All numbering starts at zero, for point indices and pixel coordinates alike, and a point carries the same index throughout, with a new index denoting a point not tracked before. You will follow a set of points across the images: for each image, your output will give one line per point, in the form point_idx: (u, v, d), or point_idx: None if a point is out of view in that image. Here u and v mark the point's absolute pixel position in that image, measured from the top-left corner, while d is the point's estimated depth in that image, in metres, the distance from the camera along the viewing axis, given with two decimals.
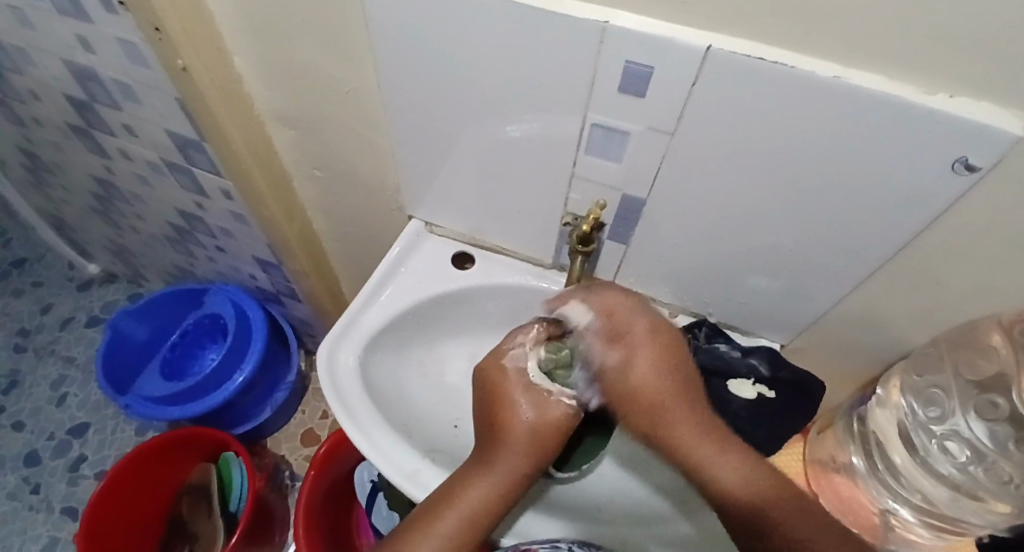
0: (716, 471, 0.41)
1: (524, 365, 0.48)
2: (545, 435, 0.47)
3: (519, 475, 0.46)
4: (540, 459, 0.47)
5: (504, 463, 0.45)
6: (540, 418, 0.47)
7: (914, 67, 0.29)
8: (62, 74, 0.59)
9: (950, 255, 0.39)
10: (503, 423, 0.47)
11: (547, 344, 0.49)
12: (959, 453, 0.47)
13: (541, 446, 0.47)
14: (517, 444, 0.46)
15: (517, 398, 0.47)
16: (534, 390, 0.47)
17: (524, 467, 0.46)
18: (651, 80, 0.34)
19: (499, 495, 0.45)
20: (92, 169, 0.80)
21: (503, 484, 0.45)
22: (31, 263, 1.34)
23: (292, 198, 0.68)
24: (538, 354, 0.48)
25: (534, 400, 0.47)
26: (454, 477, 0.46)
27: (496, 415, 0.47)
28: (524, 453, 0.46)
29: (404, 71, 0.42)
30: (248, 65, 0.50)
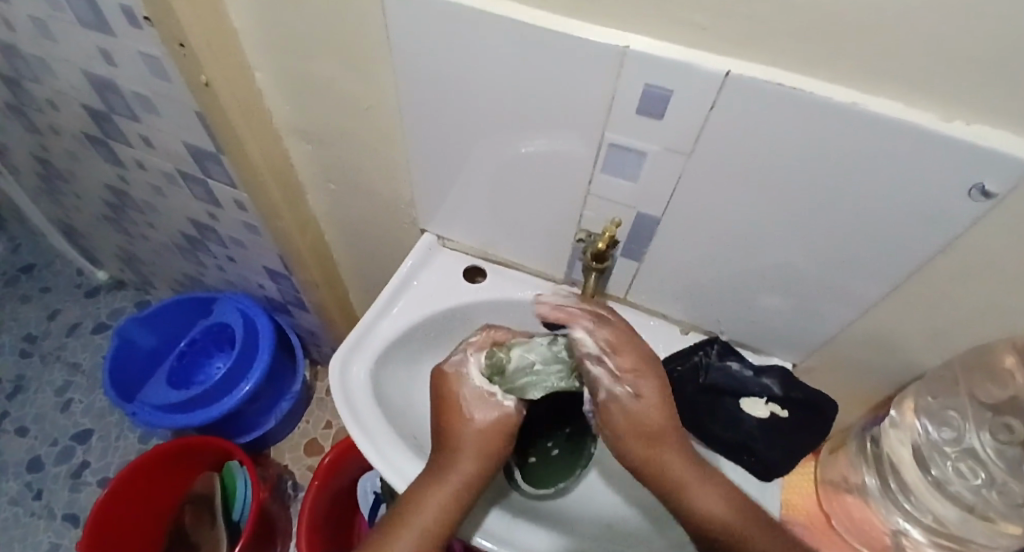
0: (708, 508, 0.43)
1: (464, 373, 0.50)
2: (487, 437, 0.49)
3: (472, 476, 0.47)
4: (495, 459, 0.49)
5: (457, 467, 0.47)
6: (481, 421, 0.49)
7: (933, 94, 0.29)
8: (83, 85, 0.60)
9: (965, 277, 0.39)
10: (451, 430, 0.49)
11: (487, 351, 0.51)
12: (972, 475, 0.48)
13: (486, 447, 0.48)
14: (461, 446, 0.48)
15: (459, 404, 0.49)
16: (476, 394, 0.49)
17: (477, 468, 0.48)
18: (669, 101, 0.35)
19: (451, 500, 0.46)
20: (106, 177, 0.81)
21: (454, 489, 0.46)
22: (40, 269, 1.35)
23: (304, 209, 0.69)
24: (479, 362, 0.51)
25: (470, 402, 0.49)
26: (410, 492, 0.47)
27: (444, 422, 0.49)
28: (469, 456, 0.48)
29: (422, 89, 0.43)
30: (267, 79, 0.51)
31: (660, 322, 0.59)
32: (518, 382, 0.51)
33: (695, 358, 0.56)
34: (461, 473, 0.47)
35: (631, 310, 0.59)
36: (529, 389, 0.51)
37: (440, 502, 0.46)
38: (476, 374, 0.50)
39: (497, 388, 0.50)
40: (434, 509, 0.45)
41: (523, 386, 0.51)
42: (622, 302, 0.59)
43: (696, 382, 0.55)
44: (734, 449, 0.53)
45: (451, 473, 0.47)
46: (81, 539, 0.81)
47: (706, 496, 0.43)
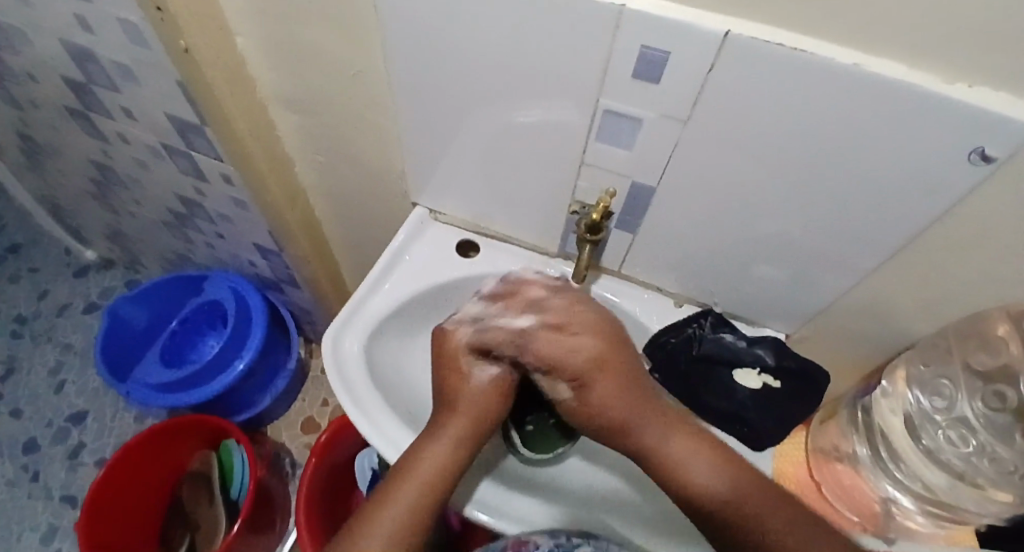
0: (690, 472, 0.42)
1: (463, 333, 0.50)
2: (487, 396, 0.49)
3: (470, 436, 0.48)
4: (493, 418, 0.49)
5: (455, 426, 0.47)
6: (477, 383, 0.49)
7: (937, 56, 0.28)
8: (60, 55, 0.58)
9: (960, 246, 0.39)
10: (451, 388, 0.49)
11: (489, 315, 0.50)
12: (962, 443, 0.49)
13: (482, 406, 0.49)
14: (456, 405, 0.49)
15: (460, 364, 0.50)
16: (473, 355, 0.50)
17: (474, 427, 0.48)
18: (666, 66, 0.34)
19: (448, 456, 0.46)
20: (89, 152, 0.79)
21: (450, 445, 0.47)
22: (27, 249, 1.32)
23: (294, 183, 0.68)
24: (481, 325, 0.50)
25: (467, 365, 0.49)
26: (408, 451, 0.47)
27: (445, 382, 0.50)
28: (464, 414, 0.48)
29: (412, 54, 0.41)
30: (251, 46, 0.49)
31: (654, 295, 0.58)
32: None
33: (689, 330, 0.56)
34: (456, 430, 0.47)
35: (626, 284, 0.59)
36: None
37: (436, 457, 0.46)
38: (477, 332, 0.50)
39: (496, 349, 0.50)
40: (431, 464, 0.46)
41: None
42: (617, 276, 0.59)
43: (691, 354, 0.55)
44: (727, 420, 0.54)
45: (446, 430, 0.47)
46: (78, 525, 0.81)
47: (686, 461, 0.43)
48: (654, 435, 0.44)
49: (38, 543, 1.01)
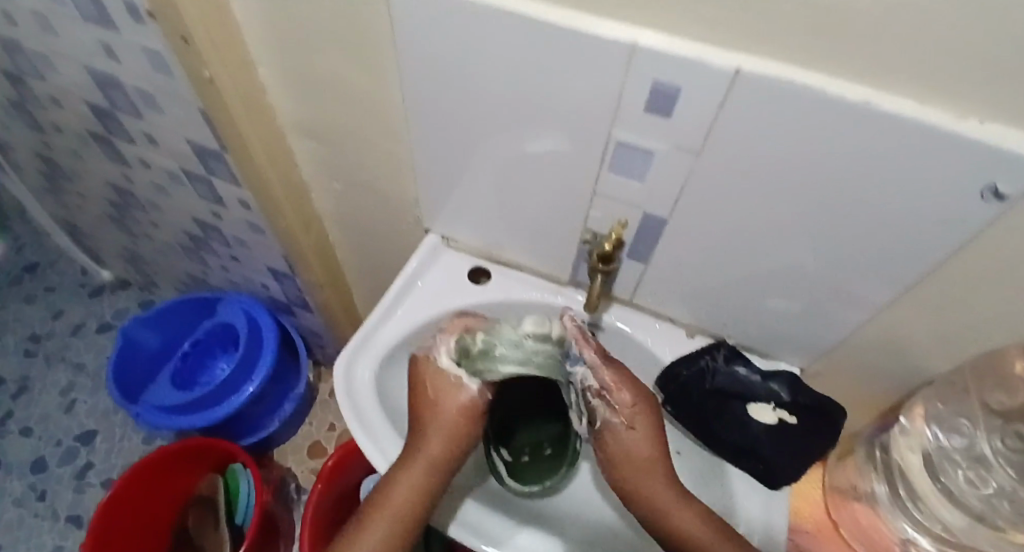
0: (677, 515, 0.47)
1: (434, 356, 0.52)
2: (457, 421, 0.50)
3: (444, 459, 0.49)
4: (464, 442, 0.51)
5: (428, 451, 0.49)
6: (446, 410, 0.50)
7: (948, 93, 0.29)
8: (87, 83, 0.60)
9: (979, 282, 0.39)
10: (424, 415, 0.50)
11: (459, 337, 0.51)
12: (983, 483, 0.47)
13: (452, 430, 0.50)
14: (427, 430, 0.50)
15: (429, 386, 0.51)
16: (443, 375, 0.51)
17: (446, 452, 0.50)
18: (678, 99, 0.34)
19: (420, 483, 0.48)
20: (110, 176, 0.81)
21: (423, 471, 0.49)
22: (43, 268, 1.35)
23: (309, 208, 0.69)
24: (450, 347, 0.51)
25: (443, 389, 0.50)
26: (384, 478, 0.50)
27: (419, 408, 0.51)
28: (434, 439, 0.49)
29: (426, 86, 0.43)
30: (272, 76, 0.51)
31: (666, 324, 0.58)
32: (488, 360, 0.49)
33: (702, 361, 0.55)
34: (430, 458, 0.49)
35: (638, 314, 0.58)
36: (501, 361, 0.48)
37: (410, 485, 0.48)
38: (445, 355, 0.51)
39: (462, 371, 0.51)
40: (404, 491, 0.48)
41: (494, 361, 0.49)
42: (629, 306, 0.59)
43: (703, 386, 0.55)
44: (745, 456, 0.52)
45: (418, 457, 0.49)
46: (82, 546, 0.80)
47: (671, 505, 0.47)
48: (658, 478, 0.48)
49: None
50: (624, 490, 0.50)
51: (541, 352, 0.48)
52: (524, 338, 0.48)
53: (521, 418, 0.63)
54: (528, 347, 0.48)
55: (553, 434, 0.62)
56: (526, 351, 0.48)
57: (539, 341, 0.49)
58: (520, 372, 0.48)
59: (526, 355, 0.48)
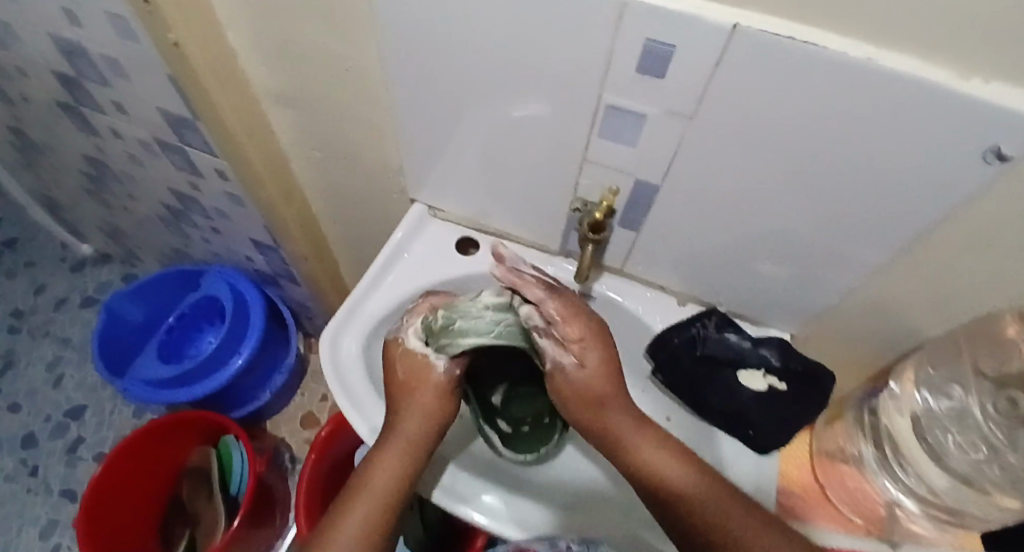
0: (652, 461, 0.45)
1: (402, 337, 0.52)
2: (431, 402, 0.50)
3: (420, 437, 0.49)
4: (438, 420, 0.51)
5: (403, 431, 0.49)
6: (420, 392, 0.50)
7: (955, 51, 0.27)
8: (48, 50, 0.56)
9: (974, 247, 0.38)
10: (398, 398, 0.50)
11: (425, 316, 0.51)
12: (975, 450, 0.48)
13: (428, 411, 0.50)
14: (401, 410, 0.50)
15: (399, 371, 0.51)
16: (411, 357, 0.51)
17: (421, 430, 0.49)
18: (671, 60, 0.32)
19: (399, 463, 0.48)
20: (82, 148, 0.77)
21: (401, 450, 0.48)
22: (22, 243, 1.31)
23: (290, 178, 0.67)
24: (416, 325, 0.51)
25: (414, 370, 0.51)
26: (362, 463, 0.49)
27: (391, 392, 0.51)
28: (409, 419, 0.49)
29: (403, 49, 0.40)
30: (242, 39, 0.47)
31: (657, 293, 0.58)
32: (450, 334, 0.50)
33: (693, 329, 0.55)
34: (405, 436, 0.49)
35: (629, 283, 0.58)
36: (461, 334, 0.49)
37: (390, 467, 0.48)
38: (412, 335, 0.51)
39: (429, 349, 0.51)
40: (384, 474, 0.47)
41: (454, 334, 0.49)
42: (619, 275, 0.58)
43: (694, 354, 0.55)
44: (735, 424, 0.53)
45: (395, 438, 0.48)
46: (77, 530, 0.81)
47: (646, 451, 0.45)
48: (624, 425, 0.47)
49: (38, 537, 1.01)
50: (595, 440, 0.49)
51: (503, 322, 0.49)
52: (484, 311, 0.49)
53: (520, 388, 0.61)
54: (489, 318, 0.49)
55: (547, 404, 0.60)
56: (488, 321, 0.49)
57: (500, 311, 0.49)
58: (483, 342, 0.49)
59: (487, 325, 0.49)
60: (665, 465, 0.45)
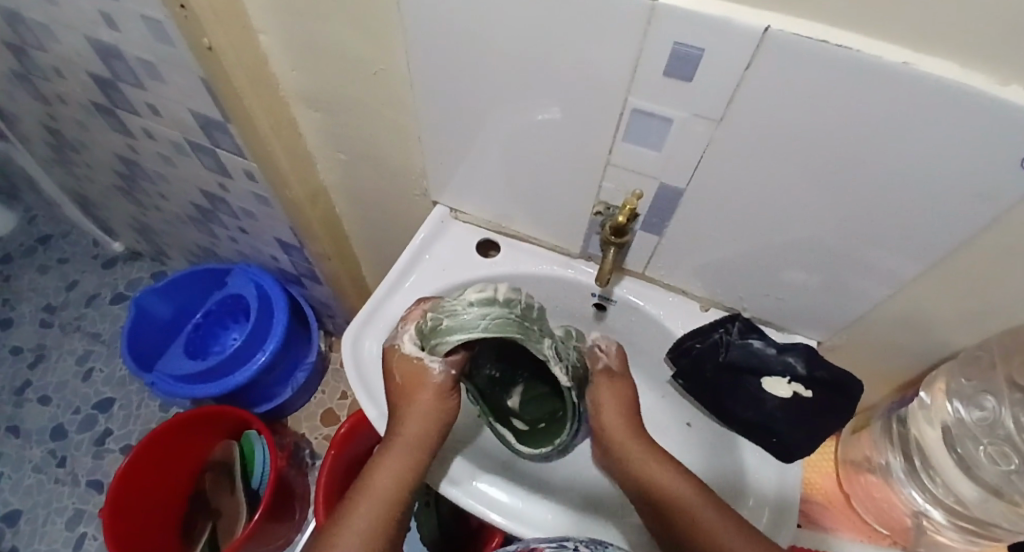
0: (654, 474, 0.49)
1: (397, 344, 0.51)
2: (431, 403, 0.51)
3: (421, 438, 0.50)
4: (439, 421, 0.51)
5: (405, 431, 0.50)
6: (421, 396, 0.51)
7: (995, 56, 0.26)
8: (87, 53, 0.58)
9: (1014, 256, 0.37)
10: (399, 401, 0.51)
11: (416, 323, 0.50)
12: (1007, 461, 0.48)
13: (427, 414, 0.51)
14: (403, 413, 0.51)
15: (397, 374, 0.51)
16: (405, 360, 0.50)
17: (422, 431, 0.50)
18: (700, 64, 0.32)
19: (404, 462, 0.50)
20: (116, 147, 0.80)
21: (404, 451, 0.50)
22: (56, 240, 1.36)
23: (315, 179, 0.68)
24: (410, 333, 0.50)
25: (412, 374, 0.51)
26: (370, 462, 0.51)
27: (393, 396, 0.51)
28: (410, 421, 0.50)
29: (430, 52, 0.41)
30: (273, 43, 0.48)
31: (680, 298, 0.57)
32: (439, 335, 0.48)
33: (715, 335, 0.55)
34: (406, 437, 0.50)
35: (650, 286, 0.58)
36: (449, 332, 0.47)
37: (394, 468, 0.49)
38: (407, 341, 0.50)
39: (423, 353, 0.50)
40: (388, 474, 0.49)
41: (443, 333, 0.48)
42: (640, 278, 0.58)
43: (717, 360, 0.54)
44: (759, 432, 0.52)
45: (398, 440, 0.50)
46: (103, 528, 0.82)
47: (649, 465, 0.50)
48: (631, 440, 0.52)
49: (64, 528, 1.03)
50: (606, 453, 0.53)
51: (489, 315, 0.46)
52: (467, 307, 0.47)
53: (535, 390, 0.59)
54: (473, 313, 0.46)
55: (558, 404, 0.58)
56: (473, 316, 0.46)
57: (485, 306, 0.46)
58: (471, 338, 0.46)
59: (473, 320, 0.46)
60: (668, 480, 0.49)
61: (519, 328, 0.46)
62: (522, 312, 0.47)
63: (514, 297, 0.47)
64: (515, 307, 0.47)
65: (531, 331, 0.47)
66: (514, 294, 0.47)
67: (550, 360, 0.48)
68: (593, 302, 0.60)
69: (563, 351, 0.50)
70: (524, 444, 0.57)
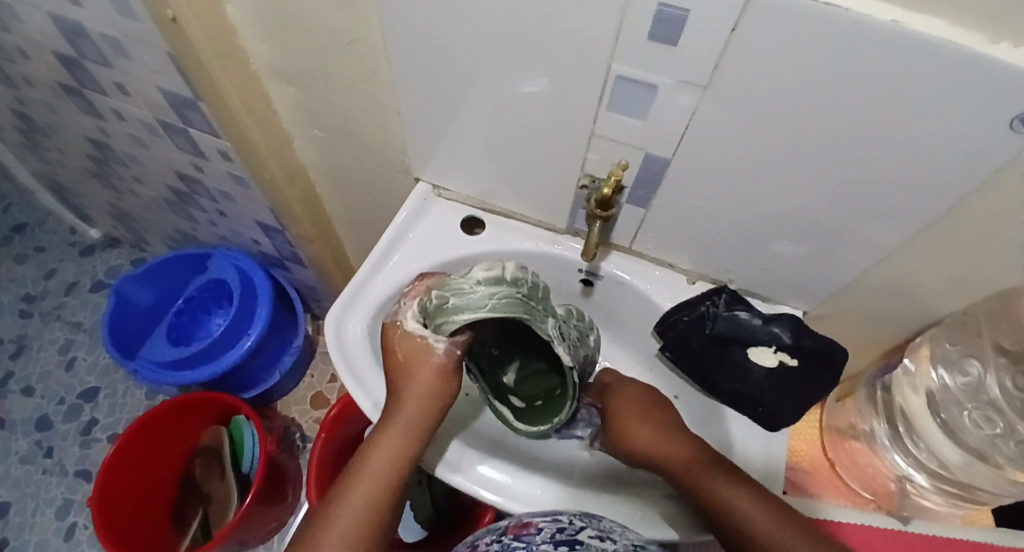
0: (644, 441, 0.51)
1: (400, 321, 0.50)
2: (432, 383, 0.50)
3: (422, 417, 0.49)
4: (439, 400, 0.50)
5: (406, 411, 0.49)
6: (423, 373, 0.50)
7: (985, 13, 0.26)
8: (46, 29, 0.55)
9: (995, 221, 0.37)
10: (400, 380, 0.50)
11: (420, 299, 0.49)
12: (992, 424, 0.49)
13: (428, 392, 0.50)
14: (403, 391, 0.50)
15: (399, 351, 0.50)
16: (409, 336, 0.49)
17: (422, 410, 0.49)
18: (686, 25, 0.31)
19: (401, 440, 0.49)
20: (86, 130, 0.77)
21: (402, 430, 0.49)
22: (31, 228, 1.32)
23: (293, 159, 0.66)
24: (414, 308, 0.49)
25: (414, 352, 0.49)
26: (367, 440, 0.50)
27: (393, 374, 0.50)
28: (410, 400, 0.49)
29: (406, 21, 0.39)
30: (241, 14, 0.46)
31: (667, 272, 0.57)
32: (445, 313, 0.47)
33: (702, 308, 0.54)
34: (405, 417, 0.49)
35: (637, 261, 0.57)
36: (455, 312, 0.47)
37: (393, 447, 0.49)
38: (411, 318, 0.49)
39: (427, 331, 0.49)
40: (385, 453, 0.49)
41: (449, 312, 0.47)
42: (627, 253, 0.57)
43: (704, 333, 0.54)
44: (745, 402, 0.52)
45: (397, 419, 0.49)
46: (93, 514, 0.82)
47: (642, 435, 0.51)
48: (625, 417, 0.53)
49: (55, 518, 1.03)
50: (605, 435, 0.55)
51: (496, 295, 0.46)
52: (474, 286, 0.47)
53: (530, 366, 0.60)
54: (481, 292, 0.46)
55: (554, 379, 0.58)
56: (480, 296, 0.46)
57: (492, 285, 0.47)
58: (478, 318, 0.46)
59: (479, 300, 0.46)
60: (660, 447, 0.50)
61: (525, 308, 0.47)
62: (528, 291, 0.48)
63: (521, 276, 0.48)
64: (522, 287, 0.48)
65: (535, 311, 0.48)
66: (520, 273, 0.49)
67: (554, 340, 0.48)
68: (581, 278, 0.59)
69: (565, 330, 0.51)
70: (520, 422, 0.57)
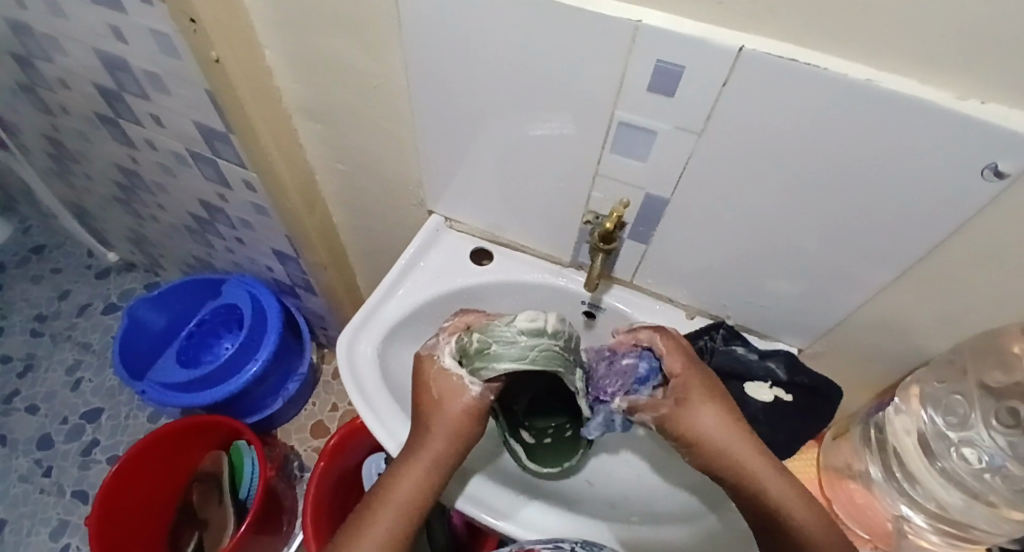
0: (753, 477, 0.45)
1: (437, 355, 0.52)
2: (459, 423, 0.50)
3: (446, 456, 0.49)
4: (464, 442, 0.50)
5: (431, 448, 0.49)
6: (450, 412, 0.50)
7: (948, 72, 0.29)
8: (94, 64, 0.60)
9: (975, 263, 0.39)
10: (428, 416, 0.50)
11: (458, 335, 0.52)
12: (975, 460, 0.50)
13: (454, 432, 0.50)
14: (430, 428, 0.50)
15: (434, 388, 0.51)
16: (445, 373, 0.51)
17: (448, 449, 0.49)
18: (681, 78, 0.35)
19: (422, 478, 0.49)
20: (116, 157, 0.81)
21: (425, 468, 0.49)
22: (49, 250, 1.37)
23: (313, 190, 0.70)
24: (452, 345, 0.52)
25: (448, 391, 0.50)
26: (387, 472, 0.50)
27: (423, 411, 0.51)
28: (436, 438, 0.49)
29: (429, 66, 0.43)
30: (277, 56, 0.51)
31: (666, 306, 0.59)
32: (484, 358, 0.48)
33: (700, 342, 0.56)
34: (431, 454, 0.49)
35: (638, 295, 0.59)
36: (495, 359, 0.47)
37: (414, 483, 0.49)
38: (447, 355, 0.51)
39: (463, 371, 0.50)
40: (406, 488, 0.48)
41: (490, 358, 0.48)
42: (629, 287, 0.59)
43: None
44: None
45: (420, 456, 0.49)
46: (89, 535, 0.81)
47: (745, 465, 0.46)
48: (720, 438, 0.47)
49: (49, 539, 1.02)
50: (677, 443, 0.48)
51: (537, 347, 0.47)
52: (517, 336, 0.47)
53: (543, 401, 0.61)
54: (523, 343, 0.47)
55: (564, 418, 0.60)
56: (522, 346, 0.47)
57: (533, 336, 0.47)
58: (517, 368, 0.47)
59: (523, 350, 0.47)
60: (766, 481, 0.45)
61: (561, 361, 0.48)
62: (565, 344, 0.49)
63: (561, 329, 0.49)
64: (560, 339, 0.49)
65: (569, 363, 0.49)
66: (561, 325, 0.49)
67: (579, 392, 0.51)
68: (583, 310, 0.61)
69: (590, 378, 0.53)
70: (532, 460, 0.56)
